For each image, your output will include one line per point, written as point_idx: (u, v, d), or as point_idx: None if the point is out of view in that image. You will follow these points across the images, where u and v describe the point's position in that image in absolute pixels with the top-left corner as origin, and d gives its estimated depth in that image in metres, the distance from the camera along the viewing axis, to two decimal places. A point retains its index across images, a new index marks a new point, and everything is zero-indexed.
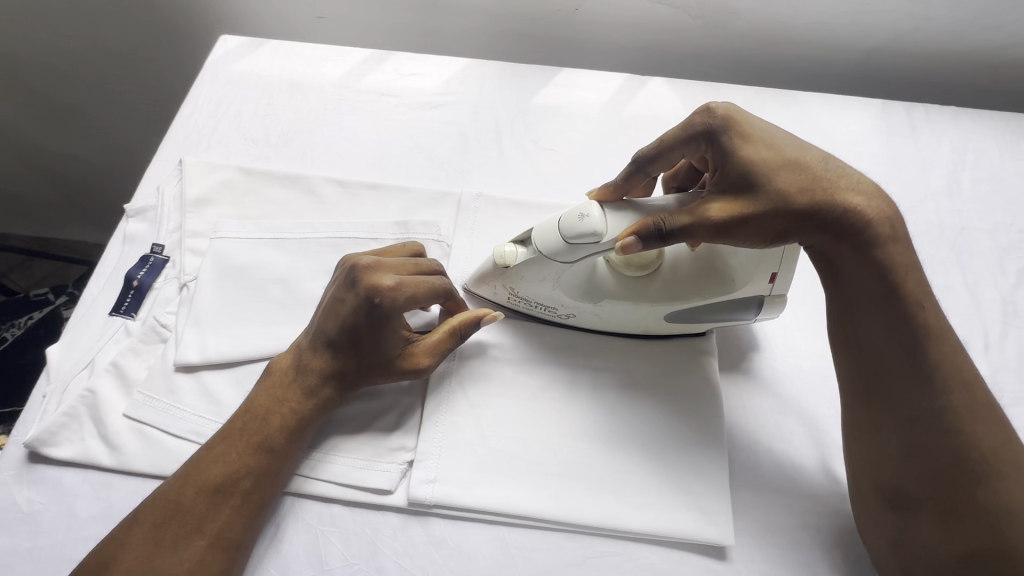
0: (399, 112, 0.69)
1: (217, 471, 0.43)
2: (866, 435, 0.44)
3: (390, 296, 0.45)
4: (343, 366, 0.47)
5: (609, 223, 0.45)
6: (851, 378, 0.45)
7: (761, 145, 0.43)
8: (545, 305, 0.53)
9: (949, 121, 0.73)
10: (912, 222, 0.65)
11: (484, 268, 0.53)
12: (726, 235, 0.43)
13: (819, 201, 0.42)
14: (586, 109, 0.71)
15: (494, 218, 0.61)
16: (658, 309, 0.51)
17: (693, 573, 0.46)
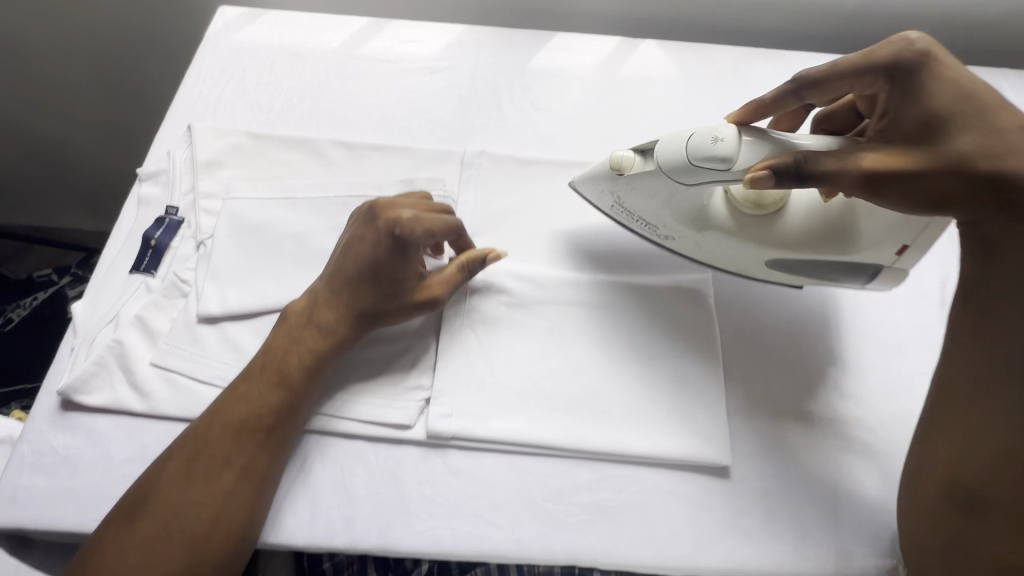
0: (399, 77, 0.71)
1: (241, 410, 0.46)
2: (978, 430, 0.41)
3: (408, 226, 0.49)
4: (361, 300, 0.50)
5: (741, 150, 0.45)
6: (973, 364, 0.42)
7: (953, 98, 0.43)
8: (647, 221, 0.54)
9: None
10: None
11: (596, 168, 0.54)
12: (879, 189, 0.42)
13: (1007, 169, 0.40)
14: (581, 72, 0.73)
15: (497, 174, 0.63)
16: (762, 253, 0.51)
17: (694, 491, 0.50)
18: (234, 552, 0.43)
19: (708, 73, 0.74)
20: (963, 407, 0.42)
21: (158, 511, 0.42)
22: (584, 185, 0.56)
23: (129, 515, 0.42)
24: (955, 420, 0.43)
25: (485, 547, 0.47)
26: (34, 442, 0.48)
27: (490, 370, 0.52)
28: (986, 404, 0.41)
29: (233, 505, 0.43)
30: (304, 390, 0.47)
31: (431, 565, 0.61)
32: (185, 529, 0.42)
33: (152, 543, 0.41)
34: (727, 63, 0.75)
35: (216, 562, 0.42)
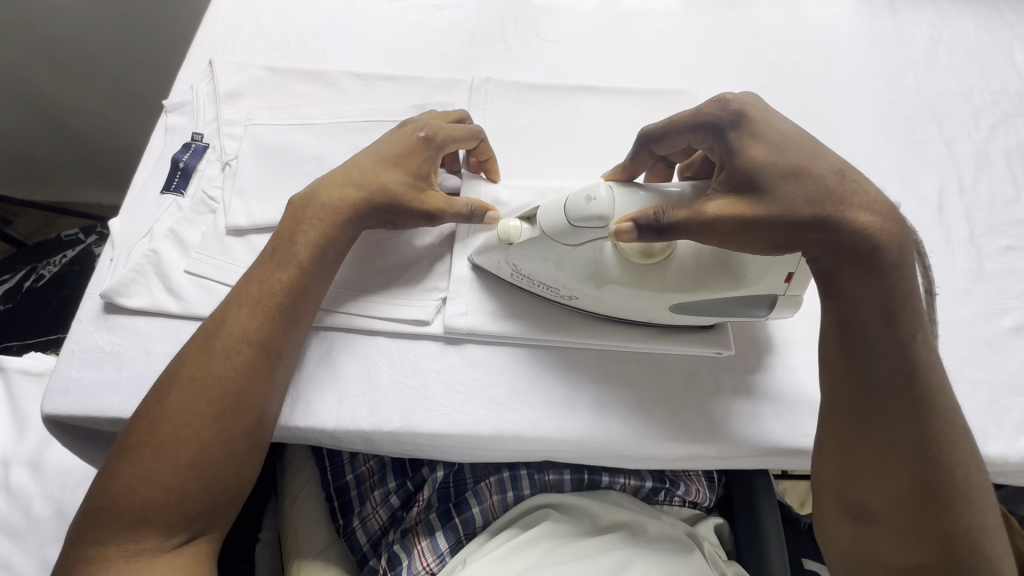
0: (407, 15, 0.73)
1: (254, 292, 0.49)
2: (862, 453, 0.43)
3: (431, 126, 0.54)
4: (374, 185, 0.52)
5: (615, 204, 0.44)
6: (835, 383, 0.44)
7: (772, 152, 0.41)
8: (547, 283, 0.51)
9: (927, 2, 0.76)
10: (893, 89, 0.69)
11: (488, 241, 0.52)
12: (725, 235, 0.41)
13: (827, 214, 0.40)
14: (583, 6, 0.74)
15: (505, 98, 0.65)
16: (665, 299, 0.48)
17: (697, 379, 0.53)
18: (260, 420, 0.46)
19: (709, 3, 0.75)
20: (842, 430, 0.43)
21: (186, 385, 0.45)
22: (478, 258, 0.54)
23: (163, 391, 0.45)
24: (843, 443, 0.43)
25: (501, 429, 0.50)
26: (79, 340, 0.52)
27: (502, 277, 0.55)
28: (866, 428, 0.42)
29: (253, 377, 0.46)
30: (313, 268, 0.50)
31: (446, 473, 0.64)
32: (214, 398, 0.45)
33: (184, 413, 0.44)
34: None
35: (245, 431, 0.46)
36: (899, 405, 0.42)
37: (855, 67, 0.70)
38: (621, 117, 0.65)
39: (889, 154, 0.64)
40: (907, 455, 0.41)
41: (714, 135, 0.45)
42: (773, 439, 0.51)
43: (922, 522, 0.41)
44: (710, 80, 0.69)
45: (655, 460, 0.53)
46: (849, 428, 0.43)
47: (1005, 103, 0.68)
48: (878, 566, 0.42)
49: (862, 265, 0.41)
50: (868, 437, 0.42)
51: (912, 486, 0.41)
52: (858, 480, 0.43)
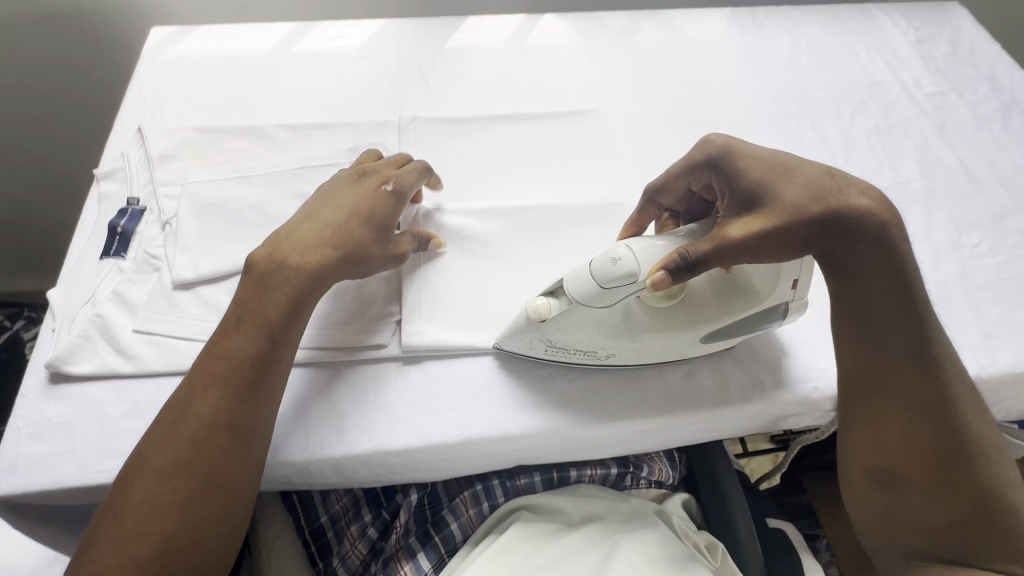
0: (329, 68, 0.78)
1: (223, 362, 0.48)
2: (882, 422, 0.49)
3: (395, 178, 0.58)
4: (349, 243, 0.53)
5: (641, 261, 0.45)
6: (853, 359, 0.51)
7: (764, 169, 0.49)
8: (580, 349, 0.53)
9: (784, 17, 0.89)
10: (768, 90, 0.80)
11: (512, 325, 0.52)
12: (752, 248, 0.45)
13: (835, 206, 0.47)
14: (493, 45, 0.82)
15: (432, 132, 0.70)
16: (688, 338, 0.53)
17: (641, 362, 0.58)
18: (231, 500, 0.46)
19: (603, 33, 0.84)
20: (865, 403, 0.50)
21: (150, 474, 0.44)
22: (513, 346, 0.54)
23: (128, 480, 0.44)
24: (862, 410, 0.50)
25: (468, 433, 0.52)
26: (26, 414, 0.51)
27: (448, 290, 0.59)
28: (885, 399, 0.49)
29: (223, 458, 0.46)
30: (284, 337, 0.50)
31: (419, 495, 0.65)
32: (181, 484, 0.44)
33: (150, 504, 0.43)
34: (618, 24, 0.86)
35: (212, 513, 0.45)
36: (915, 376, 0.48)
37: (735, 76, 0.81)
38: (539, 138, 0.71)
39: (773, 144, 0.74)
40: (927, 420, 0.48)
41: (711, 171, 0.52)
42: (706, 399, 0.56)
43: (949, 483, 0.47)
44: (613, 98, 0.77)
45: (614, 445, 0.58)
46: (868, 398, 0.50)
47: (859, 93, 0.80)
48: (919, 529, 0.48)
49: (873, 244, 0.48)
50: (886, 404, 0.49)
51: (934, 448, 0.47)
52: (880, 447, 0.49)
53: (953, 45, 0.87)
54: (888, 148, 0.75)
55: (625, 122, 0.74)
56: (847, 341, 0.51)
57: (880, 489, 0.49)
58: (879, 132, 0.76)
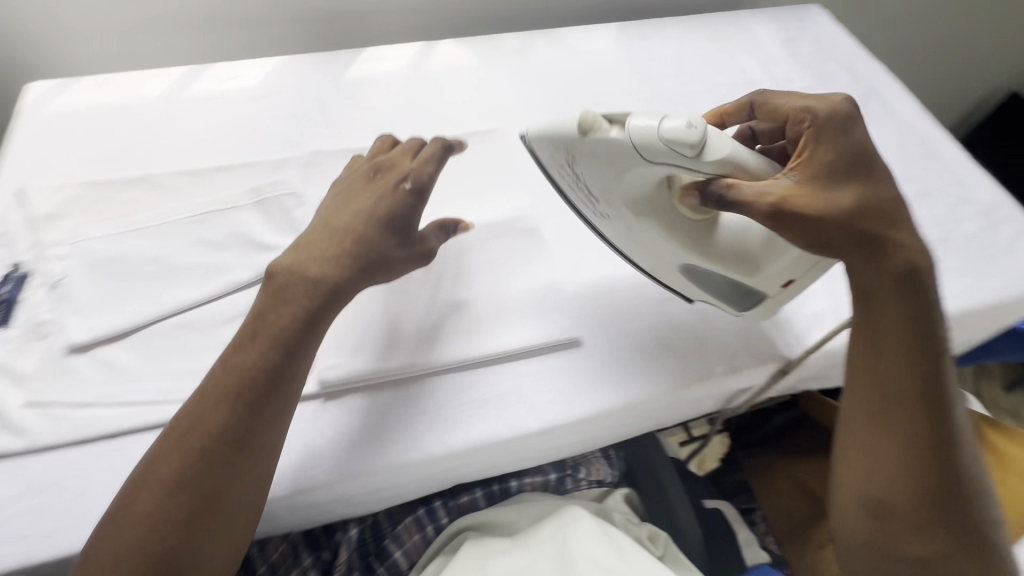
0: (225, 110, 0.76)
1: (235, 373, 0.49)
2: (882, 453, 0.52)
3: (413, 173, 0.57)
4: (366, 252, 0.54)
5: (697, 148, 0.48)
6: (867, 387, 0.53)
7: (846, 150, 0.50)
8: (590, 191, 0.56)
9: (668, 27, 0.95)
10: (658, 97, 0.85)
11: (549, 129, 0.54)
12: (787, 219, 0.48)
13: (876, 231, 0.50)
14: (392, 73, 0.83)
15: (336, 165, 0.70)
16: (673, 257, 0.56)
17: (559, 366, 0.59)
18: (220, 518, 0.46)
19: (500, 55, 0.88)
20: (869, 432, 0.53)
21: (156, 488, 0.45)
22: (541, 151, 0.56)
23: (133, 492, 0.45)
24: (873, 430, 0.52)
25: (390, 460, 0.53)
26: None
27: (367, 322, 0.60)
28: (889, 432, 0.52)
29: (222, 477, 0.46)
30: (292, 368, 0.50)
31: (360, 529, 0.65)
32: (182, 499, 0.45)
33: (149, 518, 0.44)
34: (514, 45, 0.89)
35: (194, 534, 0.45)
36: (935, 412, 0.51)
37: (627, 86, 0.86)
38: (443, 162, 0.72)
39: None
40: (936, 453, 0.50)
41: (812, 120, 0.52)
42: (614, 393, 0.58)
43: (940, 517, 0.50)
44: (514, 116, 0.80)
45: (528, 453, 0.59)
46: (883, 423, 0.52)
47: (738, 93, 0.87)
48: (897, 558, 0.52)
49: (896, 284, 0.51)
50: (901, 431, 0.51)
51: (935, 480, 0.50)
52: (886, 471, 0.52)
53: (817, 43, 0.96)
54: None
55: (528, 138, 0.77)
56: (865, 367, 0.53)
57: (873, 513, 0.52)
58: None
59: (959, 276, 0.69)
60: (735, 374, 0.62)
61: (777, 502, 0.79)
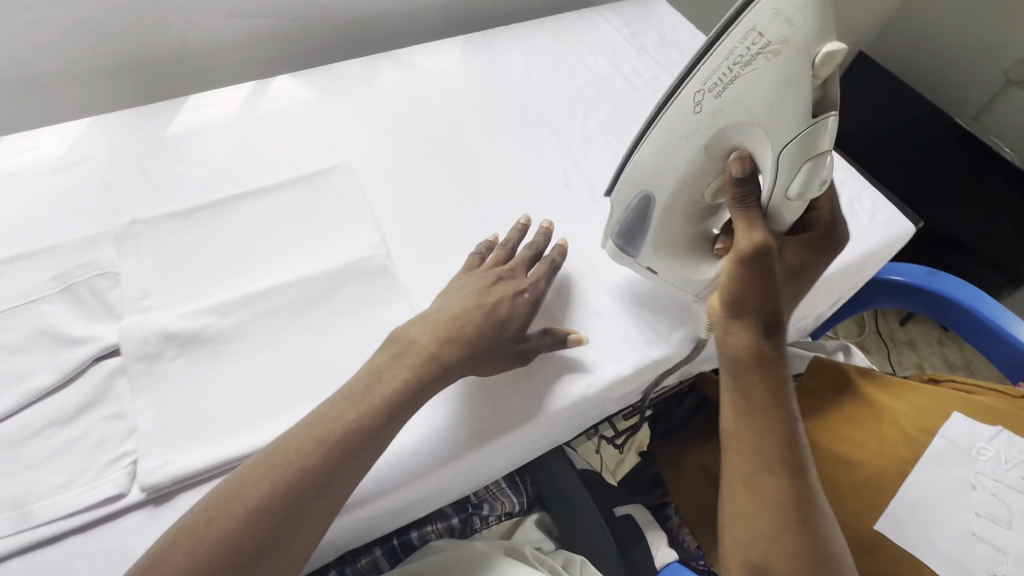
0: (25, 187, 0.67)
1: (344, 423, 0.48)
2: (764, 512, 0.51)
3: (531, 287, 0.60)
4: (481, 343, 0.55)
5: (798, 186, 0.49)
6: (746, 444, 0.53)
7: (810, 251, 0.56)
8: (716, 86, 0.49)
9: (514, 34, 0.94)
10: (509, 108, 0.83)
11: (819, 19, 0.44)
12: (762, 260, 0.51)
13: (783, 312, 0.55)
14: (222, 120, 0.76)
15: (158, 231, 0.63)
16: (663, 179, 0.56)
17: (420, 417, 0.56)
18: (271, 560, 0.43)
19: (340, 83, 0.83)
20: (749, 491, 0.52)
21: (238, 516, 0.43)
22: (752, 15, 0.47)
23: (211, 510, 0.43)
24: (751, 493, 0.52)
25: None
26: None
27: (198, 406, 0.53)
28: (765, 490, 0.52)
29: (290, 525, 0.44)
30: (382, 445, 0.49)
31: None
32: (253, 537, 0.43)
33: (219, 541, 0.42)
34: (355, 71, 0.85)
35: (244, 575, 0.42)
36: (801, 477, 0.52)
37: (476, 99, 0.84)
38: (282, 209, 0.67)
39: (519, 158, 0.77)
40: (807, 518, 0.51)
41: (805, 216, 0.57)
42: (477, 436, 0.56)
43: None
44: (360, 149, 0.75)
45: (384, 506, 0.54)
46: (760, 485, 0.52)
47: (588, 92, 0.87)
48: None
49: (769, 353, 0.55)
50: (775, 492, 0.51)
51: (810, 547, 0.49)
52: (763, 537, 0.50)
53: (659, 33, 0.98)
54: (620, 137, 0.82)
55: (376, 171, 0.73)
56: (739, 434, 0.54)
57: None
58: (611, 125, 0.83)
59: None
60: (606, 388, 0.60)
61: (685, 492, 0.79)
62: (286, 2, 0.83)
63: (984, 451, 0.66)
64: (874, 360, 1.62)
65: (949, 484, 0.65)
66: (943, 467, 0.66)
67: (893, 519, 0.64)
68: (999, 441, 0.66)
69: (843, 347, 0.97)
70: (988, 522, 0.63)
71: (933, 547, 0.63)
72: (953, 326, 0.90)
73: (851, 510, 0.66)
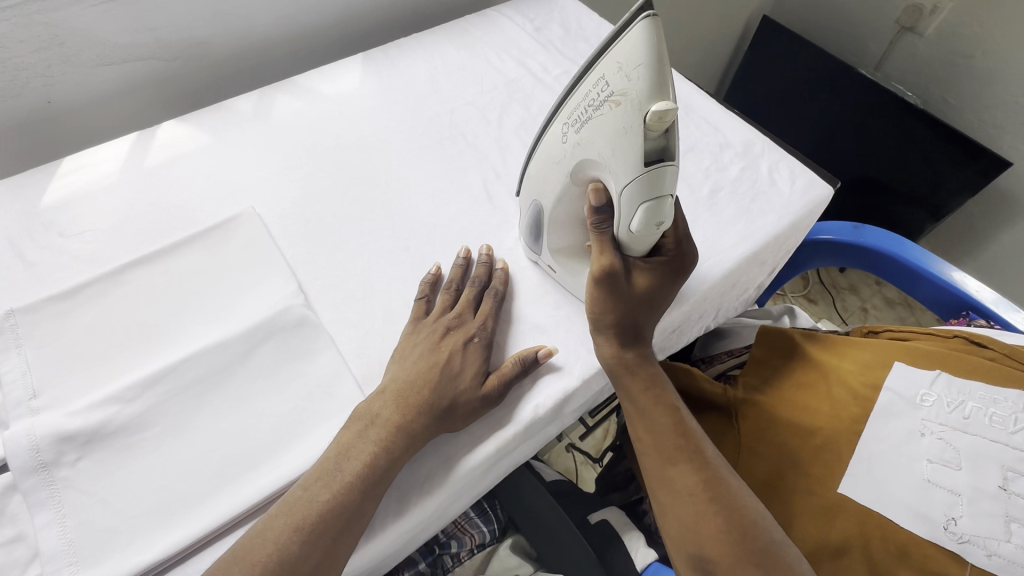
0: None
1: (319, 504, 0.46)
2: (683, 501, 0.52)
3: (480, 330, 0.58)
4: (447, 404, 0.53)
5: (634, 226, 0.48)
6: (648, 446, 0.56)
7: (667, 262, 0.58)
8: (579, 119, 0.49)
9: (415, 44, 0.90)
10: (419, 123, 0.80)
11: (656, 75, 0.42)
12: (606, 283, 0.54)
13: (646, 321, 0.58)
14: (104, 180, 0.69)
15: (40, 319, 0.56)
16: (547, 192, 0.56)
17: None
18: None
19: (234, 122, 0.77)
20: (665, 487, 0.54)
21: None
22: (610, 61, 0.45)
23: None
24: (665, 490, 0.54)
25: None
26: None
27: (111, 510, 0.47)
28: (676, 482, 0.53)
29: None
30: (360, 518, 0.47)
31: None
32: None
33: None
34: (249, 106, 0.79)
35: None
36: (699, 458, 0.54)
37: (383, 120, 0.80)
38: (181, 271, 0.61)
39: (436, 176, 0.74)
40: (719, 497, 0.52)
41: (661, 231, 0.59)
42: (435, 477, 0.53)
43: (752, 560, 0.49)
44: (263, 191, 0.70)
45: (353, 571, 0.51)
46: (670, 480, 0.54)
47: (499, 96, 0.85)
48: None
49: (640, 360, 0.58)
50: (683, 481, 0.53)
51: (730, 523, 0.51)
52: (689, 526, 0.51)
53: (563, 25, 0.96)
54: None
55: (284, 212, 0.68)
56: (640, 442, 0.57)
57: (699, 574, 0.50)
58: (526, 127, 0.81)
59: (734, 223, 0.71)
60: (556, 405, 0.57)
61: None
62: (159, 41, 0.76)
63: (927, 397, 0.68)
64: (821, 309, 1.68)
65: (899, 434, 0.66)
66: (892, 419, 0.67)
67: (854, 479, 0.65)
68: (939, 385, 0.68)
69: (788, 310, 0.99)
70: (940, 466, 0.64)
71: (896, 500, 0.63)
72: (884, 274, 0.93)
73: (814, 477, 0.67)
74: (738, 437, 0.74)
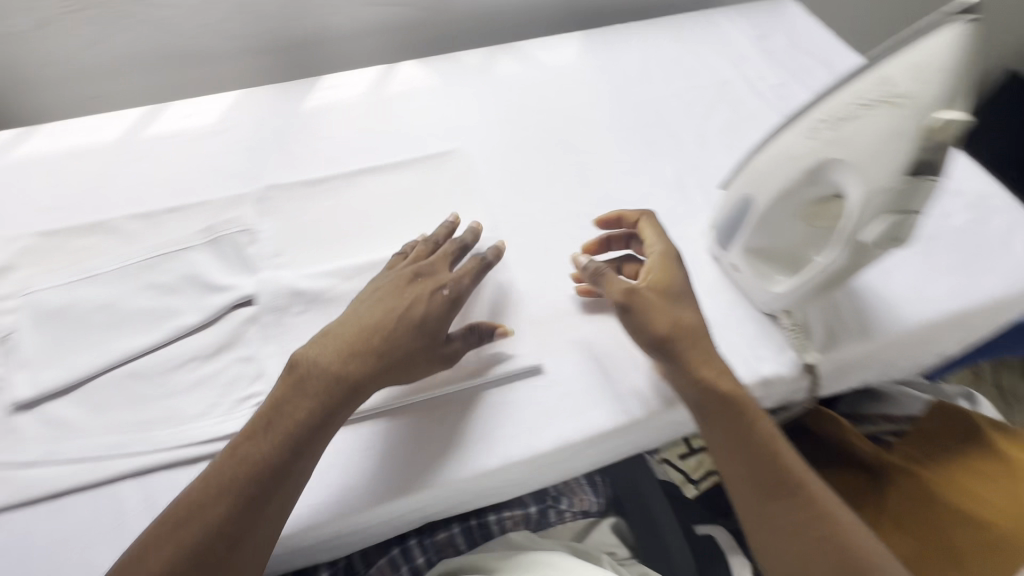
0: (183, 146, 0.75)
1: (277, 432, 0.48)
2: (789, 541, 0.49)
3: (452, 282, 0.56)
4: (394, 351, 0.52)
5: (870, 233, 0.48)
6: (741, 479, 0.51)
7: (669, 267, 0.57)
8: (833, 118, 0.48)
9: (634, 31, 0.92)
10: (623, 104, 0.82)
11: (945, 90, 0.43)
12: (630, 309, 0.54)
13: (697, 333, 0.54)
14: (351, 99, 0.81)
15: (290, 196, 0.68)
16: (762, 189, 0.54)
17: (521, 399, 0.57)
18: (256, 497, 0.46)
19: (462, 71, 0.85)
20: (765, 522, 0.50)
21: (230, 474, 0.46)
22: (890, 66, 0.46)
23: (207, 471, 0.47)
24: (761, 530, 0.50)
25: (336, 508, 0.51)
26: None
27: None
28: (775, 521, 0.50)
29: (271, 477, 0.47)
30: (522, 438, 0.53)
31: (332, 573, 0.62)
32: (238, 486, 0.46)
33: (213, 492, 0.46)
34: (476, 61, 0.87)
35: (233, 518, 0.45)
36: (801, 494, 0.50)
37: (591, 95, 0.83)
38: (400, 187, 0.70)
39: (631, 156, 0.76)
40: (827, 535, 0.48)
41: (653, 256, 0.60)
42: (573, 422, 0.56)
43: None
44: (474, 135, 0.78)
45: (484, 484, 0.55)
46: (769, 518, 0.50)
47: (707, 94, 0.84)
48: None
49: (720, 392, 0.53)
50: (786, 521, 0.49)
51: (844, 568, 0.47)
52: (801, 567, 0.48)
53: (789, 37, 0.93)
54: (739, 143, 0.78)
55: (490, 158, 0.75)
56: (729, 480, 0.52)
57: None
58: (729, 129, 0.80)
59: (948, 275, 0.65)
60: None
61: None
62: None
63: None
64: None
65: None
66: None
67: None
68: None
69: (966, 393, 0.87)
70: None
71: None
72: None
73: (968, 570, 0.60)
74: (885, 503, 0.67)
